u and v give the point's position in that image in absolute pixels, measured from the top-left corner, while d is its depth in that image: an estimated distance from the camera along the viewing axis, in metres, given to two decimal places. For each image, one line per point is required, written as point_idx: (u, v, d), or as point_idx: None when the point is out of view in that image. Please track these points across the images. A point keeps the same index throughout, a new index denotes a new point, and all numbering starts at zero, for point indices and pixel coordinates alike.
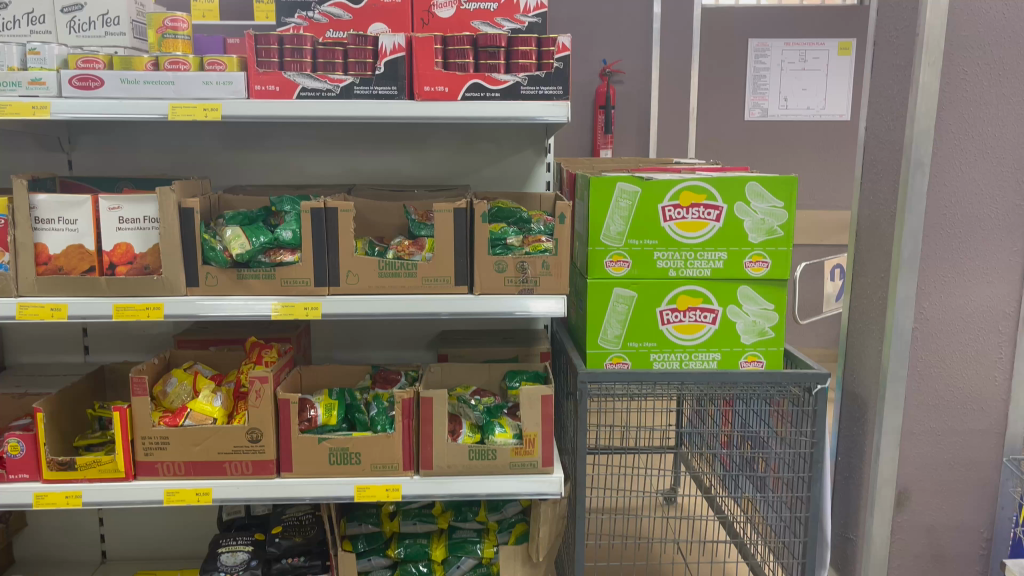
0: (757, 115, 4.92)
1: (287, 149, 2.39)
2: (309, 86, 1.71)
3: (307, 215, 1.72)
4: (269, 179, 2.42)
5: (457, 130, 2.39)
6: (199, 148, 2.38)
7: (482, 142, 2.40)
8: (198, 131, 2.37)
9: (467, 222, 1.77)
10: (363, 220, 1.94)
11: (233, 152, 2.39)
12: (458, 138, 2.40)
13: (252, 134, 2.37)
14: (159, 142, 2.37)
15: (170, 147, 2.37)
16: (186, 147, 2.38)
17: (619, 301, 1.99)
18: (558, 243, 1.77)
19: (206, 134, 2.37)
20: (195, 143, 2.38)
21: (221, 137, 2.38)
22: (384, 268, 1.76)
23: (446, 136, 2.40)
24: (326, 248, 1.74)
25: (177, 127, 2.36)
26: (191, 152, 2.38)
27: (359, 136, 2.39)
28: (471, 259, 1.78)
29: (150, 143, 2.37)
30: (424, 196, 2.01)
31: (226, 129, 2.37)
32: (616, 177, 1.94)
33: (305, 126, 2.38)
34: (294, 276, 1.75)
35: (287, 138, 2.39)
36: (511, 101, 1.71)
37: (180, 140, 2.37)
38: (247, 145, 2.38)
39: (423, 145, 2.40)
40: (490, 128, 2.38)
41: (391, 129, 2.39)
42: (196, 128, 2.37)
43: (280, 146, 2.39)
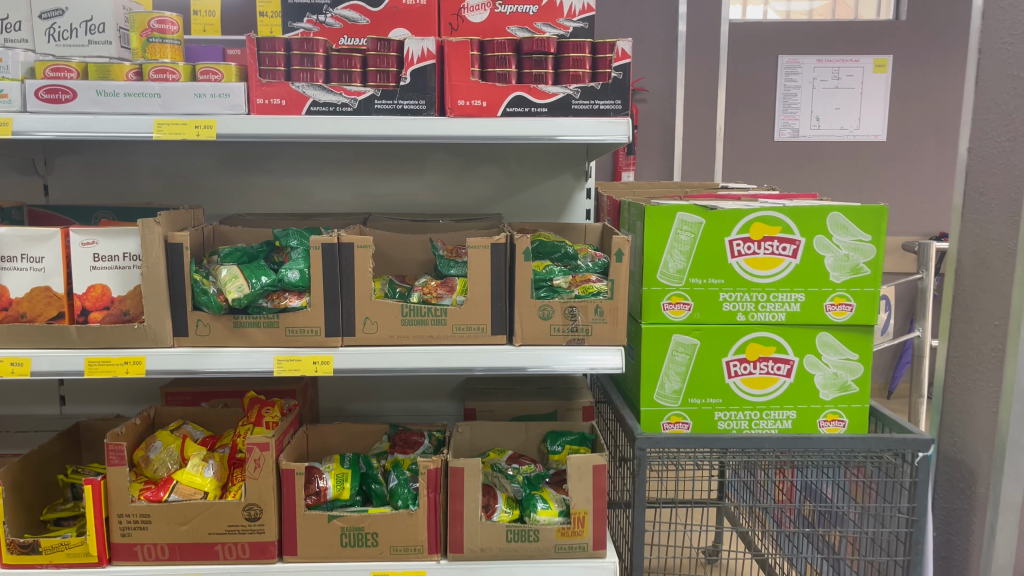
0: (787, 135, 4.64)
1: (293, 172, 2.13)
2: (321, 99, 1.43)
3: (318, 252, 1.45)
4: (271, 207, 2.15)
5: (483, 152, 2.12)
6: (195, 171, 2.11)
7: (511, 166, 2.13)
8: (193, 152, 2.10)
9: (506, 259, 1.49)
10: (381, 256, 1.67)
11: (233, 175, 2.12)
12: (486, 161, 2.13)
13: (256, 155, 2.11)
14: (151, 164, 2.10)
15: (163, 169, 2.11)
16: (181, 170, 2.11)
17: (679, 350, 1.71)
18: (614, 287, 1.49)
19: (203, 156, 2.11)
20: (190, 165, 2.11)
21: (220, 159, 2.11)
22: (407, 314, 1.48)
23: (471, 159, 2.13)
24: (339, 291, 1.47)
25: (170, 148, 2.09)
26: (186, 175, 2.11)
27: (374, 158, 2.13)
28: (510, 303, 1.51)
29: (139, 166, 2.10)
30: (450, 228, 1.74)
31: (225, 150, 2.10)
32: (676, 206, 1.67)
33: (314, 147, 2.11)
34: (301, 324, 1.47)
35: (294, 160, 2.12)
36: (561, 118, 1.44)
37: (174, 161, 2.10)
38: (249, 168, 2.12)
39: (446, 168, 2.13)
40: (521, 150, 2.12)
41: (411, 151, 2.12)
42: (191, 148, 2.10)
43: (285, 169, 2.13)
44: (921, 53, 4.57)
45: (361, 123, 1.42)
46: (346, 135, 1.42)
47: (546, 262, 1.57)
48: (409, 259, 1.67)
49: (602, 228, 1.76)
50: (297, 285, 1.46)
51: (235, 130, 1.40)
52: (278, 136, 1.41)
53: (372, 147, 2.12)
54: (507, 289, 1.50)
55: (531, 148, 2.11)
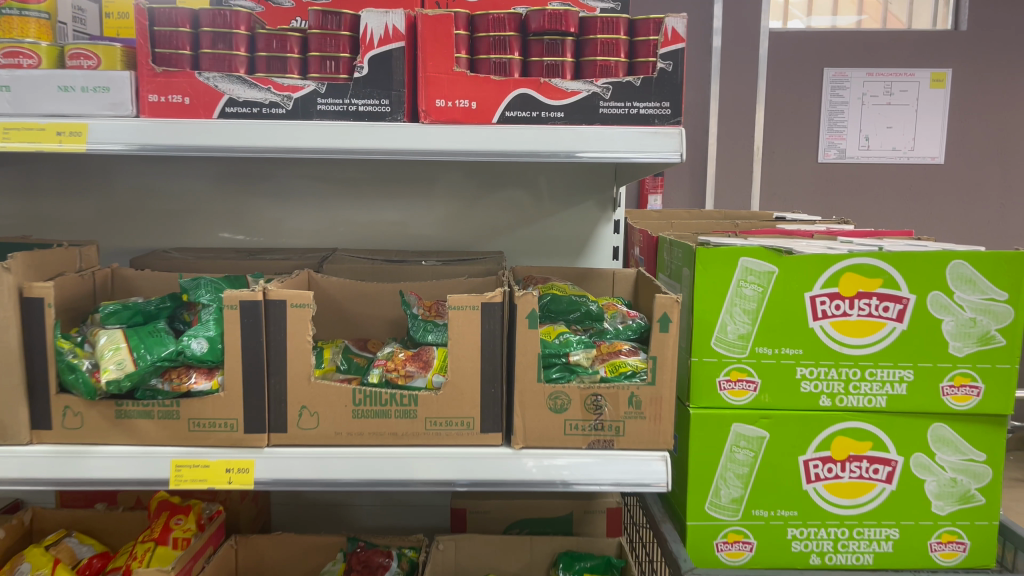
0: (833, 156, 4.17)
1: (247, 195, 1.70)
2: (240, 96, 1.01)
3: (235, 311, 1.02)
4: (220, 239, 1.72)
5: (486, 173, 1.69)
6: (127, 192, 1.69)
7: (519, 191, 1.70)
8: (125, 169, 1.69)
9: (503, 325, 1.05)
10: (338, 314, 1.24)
11: (175, 197, 1.70)
12: (488, 185, 1.70)
13: (203, 174, 1.69)
14: (74, 182, 1.69)
15: (90, 189, 1.69)
16: (111, 190, 1.69)
17: (740, 445, 1.26)
18: (657, 368, 1.04)
19: (136, 172, 1.69)
20: (121, 184, 1.69)
21: (158, 178, 1.69)
22: (360, 403, 1.04)
23: (478, 183, 1.70)
24: (265, 369, 1.03)
25: (98, 162, 1.68)
26: (116, 196, 1.70)
27: (348, 180, 1.70)
28: (508, 389, 1.07)
29: (60, 184, 1.69)
30: (433, 275, 1.31)
31: (164, 167, 1.69)
32: (738, 249, 1.23)
33: (274, 165, 1.69)
34: (209, 416, 1.04)
35: (248, 180, 1.70)
36: (582, 127, 1.01)
37: (102, 180, 1.69)
38: (194, 189, 1.70)
39: (438, 193, 1.70)
40: (531, 172, 1.69)
41: (394, 171, 1.70)
42: (123, 164, 1.69)
43: (239, 191, 1.70)
44: (985, 67, 4.11)
45: (293, 133, 0.99)
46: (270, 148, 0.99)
47: (560, 326, 1.12)
48: (376, 317, 1.24)
49: (637, 276, 1.31)
50: (204, 360, 1.03)
51: (112, 139, 0.98)
52: (175, 150, 0.98)
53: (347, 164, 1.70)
54: (504, 370, 1.06)
55: (547, 168, 1.68)
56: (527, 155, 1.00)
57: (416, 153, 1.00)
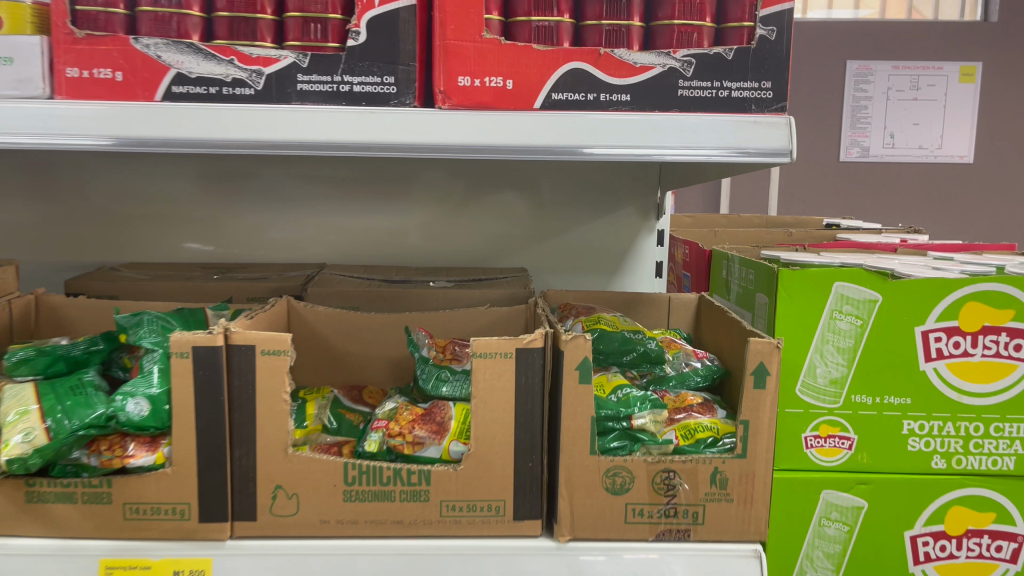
0: (856, 154, 3.92)
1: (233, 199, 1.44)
2: (192, 72, 0.74)
3: (187, 360, 0.76)
4: (186, 250, 1.46)
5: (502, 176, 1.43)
6: (90, 197, 1.43)
7: (539, 195, 1.44)
8: (84, 169, 1.42)
9: (544, 378, 0.79)
10: (327, 354, 0.98)
11: (131, 201, 1.43)
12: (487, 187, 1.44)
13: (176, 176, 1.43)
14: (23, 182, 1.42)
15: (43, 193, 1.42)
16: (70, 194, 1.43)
17: (831, 518, 1.01)
18: (749, 437, 0.79)
19: (84, 172, 1.42)
20: (86, 190, 1.43)
21: (122, 179, 1.42)
22: (354, 482, 0.78)
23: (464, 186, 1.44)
24: (227, 438, 0.77)
25: (57, 159, 1.41)
26: (73, 201, 1.43)
27: (336, 181, 1.43)
28: (551, 463, 0.81)
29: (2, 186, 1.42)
30: (447, 303, 1.07)
31: (131, 166, 1.42)
32: (832, 273, 0.98)
33: (256, 163, 1.42)
34: (152, 500, 0.78)
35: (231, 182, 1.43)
36: (654, 115, 0.75)
37: (59, 180, 1.42)
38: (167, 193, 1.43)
39: (445, 198, 1.44)
40: (553, 171, 1.42)
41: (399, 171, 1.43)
42: (87, 164, 1.42)
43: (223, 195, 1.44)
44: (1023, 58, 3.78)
45: (262, 125, 0.73)
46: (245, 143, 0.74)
47: (616, 377, 0.87)
48: (375, 357, 0.98)
49: (700, 302, 1.06)
50: (144, 427, 0.76)
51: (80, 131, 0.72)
52: (106, 144, 0.72)
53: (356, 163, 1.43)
54: (545, 439, 0.80)
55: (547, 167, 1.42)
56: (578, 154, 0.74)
57: (429, 148, 0.74)
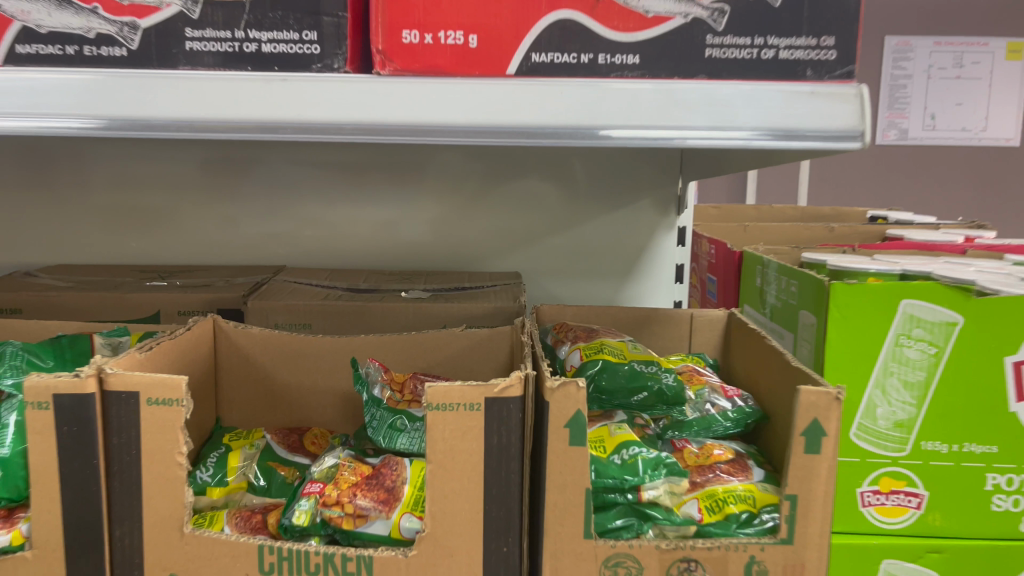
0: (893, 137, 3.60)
1: (241, 187, 1.24)
2: (44, 27, 0.55)
3: (48, 413, 0.57)
4: (131, 249, 1.27)
5: (535, 158, 1.22)
6: (97, 188, 1.24)
7: (541, 184, 1.22)
8: (88, 154, 1.23)
9: (523, 436, 0.60)
10: (265, 389, 0.79)
11: (74, 189, 1.24)
12: (508, 174, 1.22)
13: (188, 159, 1.23)
14: (22, 174, 1.24)
15: (50, 186, 1.24)
16: (75, 186, 1.24)
17: None
18: (797, 517, 0.59)
19: (20, 154, 1.23)
20: (62, 182, 1.24)
21: (123, 164, 1.23)
22: (270, 572, 0.59)
23: (483, 171, 1.22)
24: (105, 513, 0.59)
25: (56, 144, 1.22)
26: (14, 193, 1.25)
27: (300, 172, 1.23)
28: (533, 547, 0.61)
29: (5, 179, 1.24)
30: (418, 320, 0.88)
31: (105, 149, 1.22)
32: (896, 290, 0.77)
33: (228, 145, 1.22)
34: None
35: (243, 168, 1.23)
36: (672, 84, 0.54)
37: (11, 167, 1.23)
38: (174, 183, 1.24)
39: (429, 187, 1.23)
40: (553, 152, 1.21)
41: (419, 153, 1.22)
42: (16, 150, 1.23)
43: (233, 183, 1.23)
44: None
45: (136, 94, 0.53)
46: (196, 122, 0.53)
47: (623, 429, 0.68)
48: (324, 392, 0.79)
49: (729, 320, 0.85)
50: None
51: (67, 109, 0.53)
52: None
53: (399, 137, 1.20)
54: (522, 515, 0.61)
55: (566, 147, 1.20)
56: (572, 135, 0.53)
57: (358, 128, 0.54)
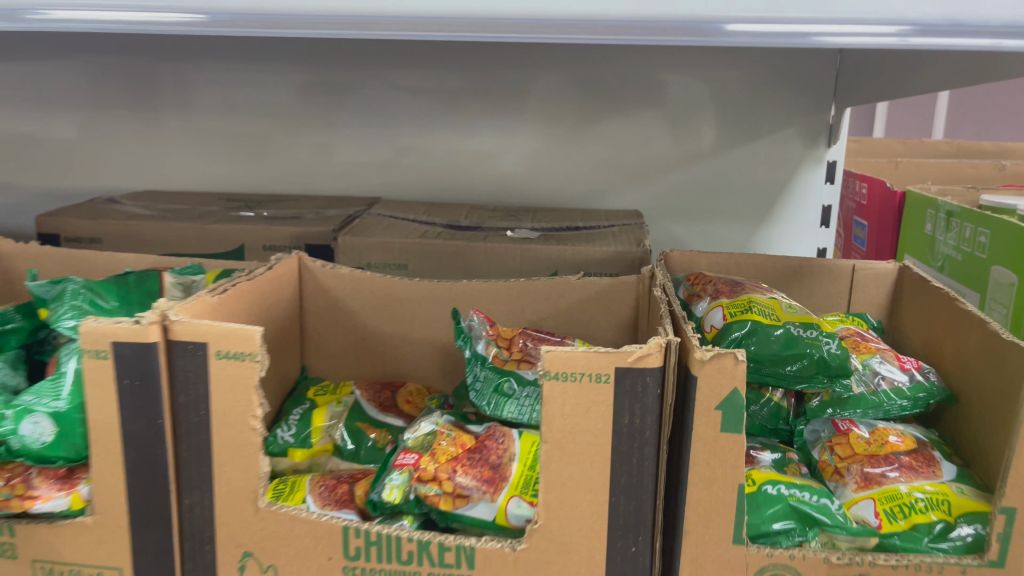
0: None
1: (342, 117, 1.11)
2: None
3: (108, 363, 0.50)
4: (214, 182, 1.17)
5: (653, 84, 1.06)
6: (206, 114, 1.13)
7: (636, 121, 1.07)
8: (191, 79, 1.13)
9: (662, 414, 0.49)
10: (354, 335, 0.70)
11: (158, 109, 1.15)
12: (615, 107, 1.07)
13: (288, 85, 1.11)
14: (127, 90, 1.14)
15: (143, 106, 1.15)
16: (181, 110, 1.14)
17: None
18: (1014, 535, 0.46)
19: (92, 71, 1.14)
20: (144, 102, 1.15)
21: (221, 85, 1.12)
22: (358, 558, 0.51)
23: (589, 100, 1.07)
24: (171, 479, 0.51)
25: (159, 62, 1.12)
26: (95, 113, 1.16)
27: (391, 99, 1.10)
28: (669, 544, 0.51)
29: (109, 101, 1.15)
30: (530, 264, 0.77)
31: (183, 68, 1.12)
32: None
33: (293, 69, 1.10)
34: (70, 561, 0.53)
35: (343, 94, 1.10)
36: None
37: (93, 85, 1.15)
38: (273, 110, 1.12)
39: (560, 115, 1.08)
40: (651, 73, 1.05)
41: (519, 78, 1.07)
42: (98, 65, 1.14)
43: (333, 110, 1.11)
44: None
45: None
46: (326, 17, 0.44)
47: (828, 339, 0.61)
48: (420, 344, 0.70)
49: (901, 275, 0.70)
50: (49, 459, 0.51)
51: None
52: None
53: (519, 49, 1.05)
54: (658, 508, 0.50)
55: (689, 69, 1.04)
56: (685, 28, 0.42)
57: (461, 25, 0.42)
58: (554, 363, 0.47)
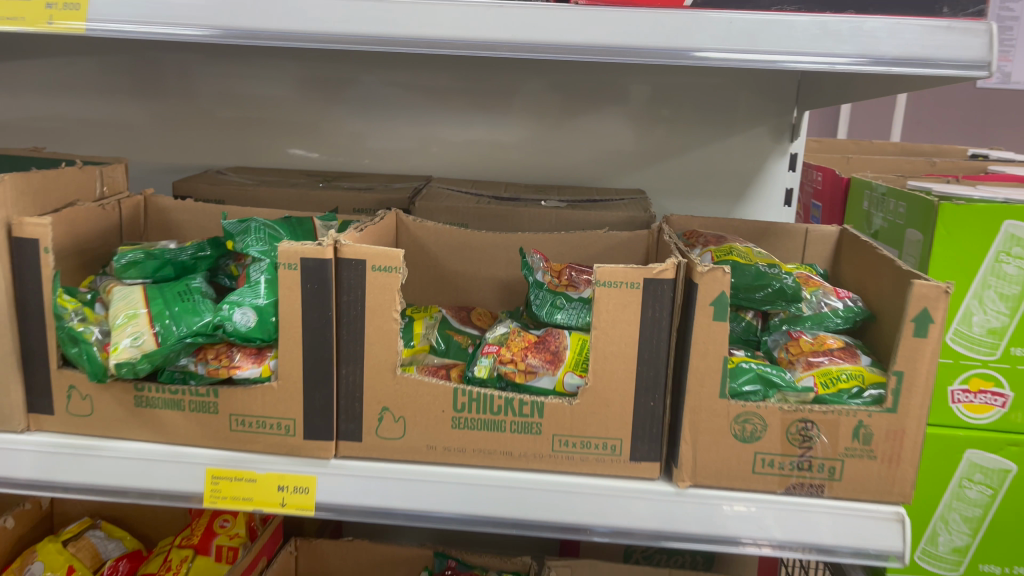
0: (998, 83, 3.12)
1: (330, 107, 1.37)
2: None
3: (295, 273, 0.72)
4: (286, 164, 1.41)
5: (649, 87, 1.30)
6: (204, 98, 1.39)
7: (619, 115, 1.32)
8: (195, 72, 1.38)
9: (675, 312, 0.72)
10: (435, 272, 0.93)
11: (165, 92, 1.40)
12: (616, 105, 1.32)
13: (283, 81, 1.37)
14: (141, 79, 1.39)
15: (225, 98, 1.39)
16: (181, 93, 1.39)
17: (973, 480, 0.93)
18: (902, 390, 0.70)
19: (183, 68, 1.38)
20: (226, 94, 1.38)
21: (226, 80, 1.38)
22: (463, 409, 0.74)
23: (596, 99, 1.32)
24: (334, 355, 0.74)
25: (167, 57, 1.37)
26: (183, 103, 1.40)
27: (434, 96, 1.35)
28: (675, 403, 0.74)
29: (173, 89, 1.39)
30: (564, 224, 1.01)
31: (261, 67, 1.36)
32: (1001, 211, 0.84)
33: (348, 67, 1.34)
34: (257, 414, 0.75)
35: (330, 90, 1.36)
36: (827, 18, 0.64)
37: (185, 80, 1.39)
38: (262, 99, 1.38)
39: (573, 111, 1.33)
40: (649, 80, 1.30)
41: (512, 80, 1.32)
42: (188, 64, 1.38)
43: (324, 102, 1.37)
44: None
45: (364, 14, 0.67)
46: (435, 40, 0.67)
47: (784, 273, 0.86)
48: (485, 279, 0.93)
49: (841, 236, 0.95)
50: (251, 339, 0.74)
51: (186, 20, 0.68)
52: (199, 32, 0.68)
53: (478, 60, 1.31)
54: (669, 376, 0.73)
55: (639, 75, 1.30)
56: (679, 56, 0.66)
57: (546, 48, 0.66)
58: (603, 274, 0.71)
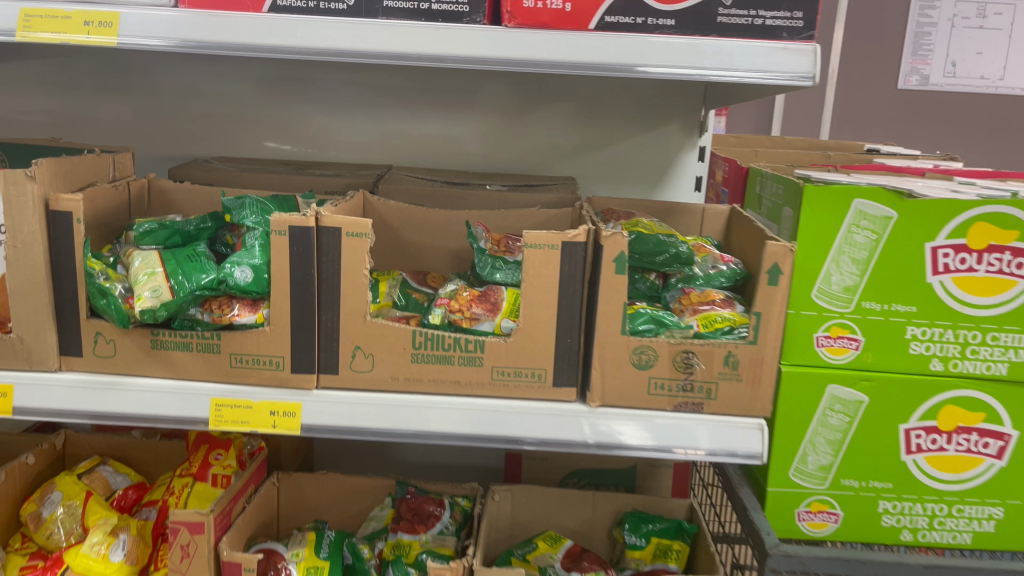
0: (913, 85, 3.40)
1: (285, 101, 1.55)
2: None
3: (284, 238, 0.90)
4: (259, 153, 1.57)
5: (581, 89, 1.50)
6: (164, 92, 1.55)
7: (553, 111, 1.52)
8: (159, 68, 1.54)
9: (586, 267, 0.92)
10: (397, 242, 1.12)
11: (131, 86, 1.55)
12: (553, 104, 1.52)
13: (239, 78, 1.54)
14: (112, 78, 1.55)
15: (204, 95, 1.55)
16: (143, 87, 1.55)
17: (834, 409, 1.06)
18: (760, 326, 0.91)
19: (167, 69, 1.54)
20: (206, 92, 1.55)
21: (190, 79, 1.54)
22: (421, 346, 0.93)
23: (536, 99, 1.51)
24: (315, 304, 0.92)
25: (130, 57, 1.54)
26: (166, 99, 1.56)
27: (394, 95, 1.53)
28: (587, 340, 0.94)
29: (157, 88, 1.55)
30: (505, 204, 1.20)
31: (239, 68, 1.53)
32: (847, 191, 0.99)
33: (318, 69, 1.52)
34: (252, 352, 0.93)
35: (283, 86, 1.54)
36: (695, 40, 0.84)
37: (169, 79, 1.55)
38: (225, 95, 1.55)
39: (515, 108, 1.52)
40: (580, 82, 1.50)
41: (461, 81, 1.51)
42: (171, 65, 1.54)
43: (281, 99, 1.54)
44: None
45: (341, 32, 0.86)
46: (396, 54, 0.86)
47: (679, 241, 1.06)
48: (438, 248, 1.12)
49: (730, 213, 1.16)
50: (248, 291, 0.91)
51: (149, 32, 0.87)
52: (192, 46, 0.86)
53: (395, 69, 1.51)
54: (581, 318, 0.93)
55: (571, 78, 1.50)
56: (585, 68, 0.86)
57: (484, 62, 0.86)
58: (532, 237, 0.89)
